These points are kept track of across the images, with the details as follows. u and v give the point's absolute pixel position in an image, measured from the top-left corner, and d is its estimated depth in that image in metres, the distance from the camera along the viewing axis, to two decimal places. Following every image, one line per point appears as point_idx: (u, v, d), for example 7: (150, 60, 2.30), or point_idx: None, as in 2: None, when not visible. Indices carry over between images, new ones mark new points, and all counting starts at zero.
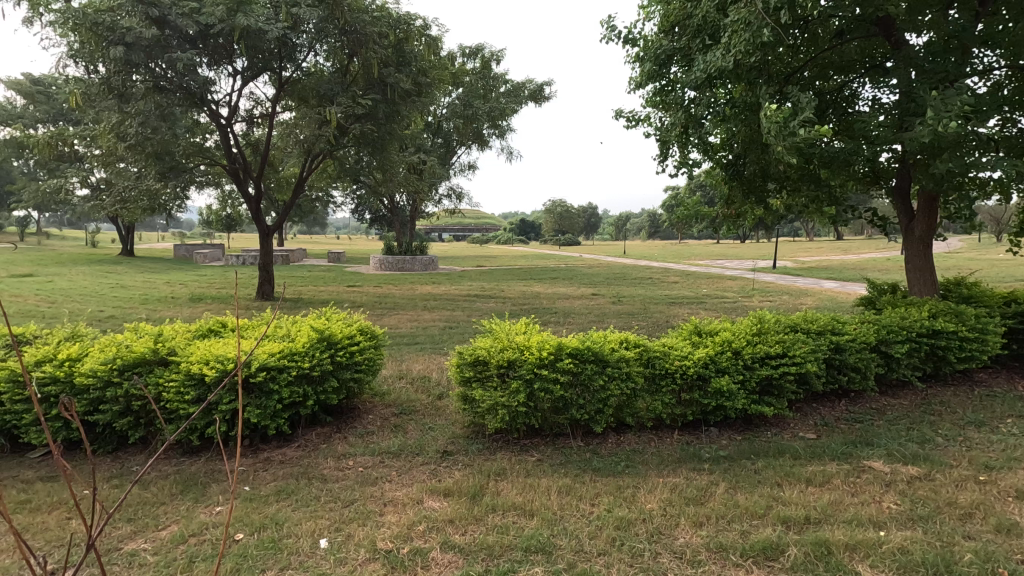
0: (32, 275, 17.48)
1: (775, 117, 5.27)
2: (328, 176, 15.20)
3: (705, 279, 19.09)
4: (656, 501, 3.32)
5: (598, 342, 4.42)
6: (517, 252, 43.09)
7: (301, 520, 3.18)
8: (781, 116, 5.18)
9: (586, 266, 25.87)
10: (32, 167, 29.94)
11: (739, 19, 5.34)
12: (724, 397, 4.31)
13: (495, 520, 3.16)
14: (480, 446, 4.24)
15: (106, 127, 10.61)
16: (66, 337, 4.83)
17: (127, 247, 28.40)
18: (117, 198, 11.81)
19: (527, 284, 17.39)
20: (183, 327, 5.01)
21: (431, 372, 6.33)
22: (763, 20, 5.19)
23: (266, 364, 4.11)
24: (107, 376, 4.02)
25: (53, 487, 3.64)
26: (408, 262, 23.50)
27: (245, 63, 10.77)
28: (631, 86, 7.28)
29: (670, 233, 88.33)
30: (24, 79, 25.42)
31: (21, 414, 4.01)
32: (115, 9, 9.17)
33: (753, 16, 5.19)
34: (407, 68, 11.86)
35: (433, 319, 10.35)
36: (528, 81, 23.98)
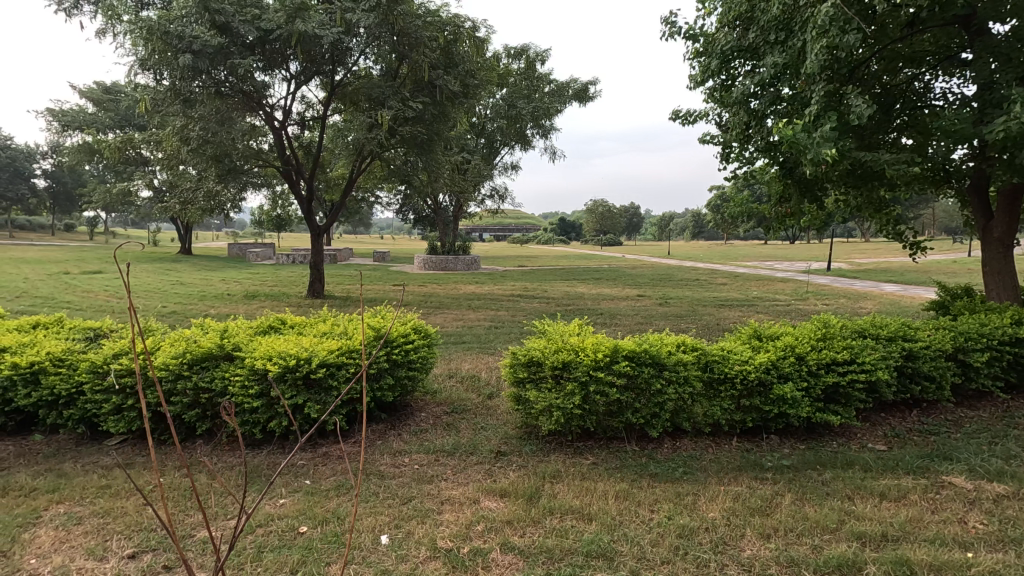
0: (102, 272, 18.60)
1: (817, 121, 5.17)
2: (376, 177, 15.49)
3: (755, 281, 18.52)
4: (718, 510, 3.22)
5: (655, 345, 4.34)
6: (558, 253, 43.08)
7: (361, 516, 3.24)
8: (825, 117, 5.06)
9: (630, 267, 25.57)
10: (101, 171, 31.89)
11: (816, 9, 5.07)
12: (787, 405, 4.15)
13: (554, 523, 3.14)
14: (534, 448, 4.23)
15: (171, 132, 11.13)
16: (139, 333, 5.09)
17: (186, 246, 29.99)
18: (180, 201, 12.37)
19: (571, 285, 17.33)
20: (245, 323, 5.19)
21: (481, 372, 6.35)
22: (844, 13, 4.92)
23: (325, 361, 4.25)
24: (177, 370, 4.20)
25: (130, 474, 3.87)
26: (451, 262, 23.79)
27: (299, 67, 11.14)
28: (691, 83, 7.13)
29: (714, 233, 86.21)
30: (97, 88, 27.32)
31: (100, 403, 4.26)
32: (183, 19, 9.57)
33: (834, 8, 4.92)
34: (455, 70, 12.02)
35: (478, 319, 10.38)
36: (573, 80, 23.95)
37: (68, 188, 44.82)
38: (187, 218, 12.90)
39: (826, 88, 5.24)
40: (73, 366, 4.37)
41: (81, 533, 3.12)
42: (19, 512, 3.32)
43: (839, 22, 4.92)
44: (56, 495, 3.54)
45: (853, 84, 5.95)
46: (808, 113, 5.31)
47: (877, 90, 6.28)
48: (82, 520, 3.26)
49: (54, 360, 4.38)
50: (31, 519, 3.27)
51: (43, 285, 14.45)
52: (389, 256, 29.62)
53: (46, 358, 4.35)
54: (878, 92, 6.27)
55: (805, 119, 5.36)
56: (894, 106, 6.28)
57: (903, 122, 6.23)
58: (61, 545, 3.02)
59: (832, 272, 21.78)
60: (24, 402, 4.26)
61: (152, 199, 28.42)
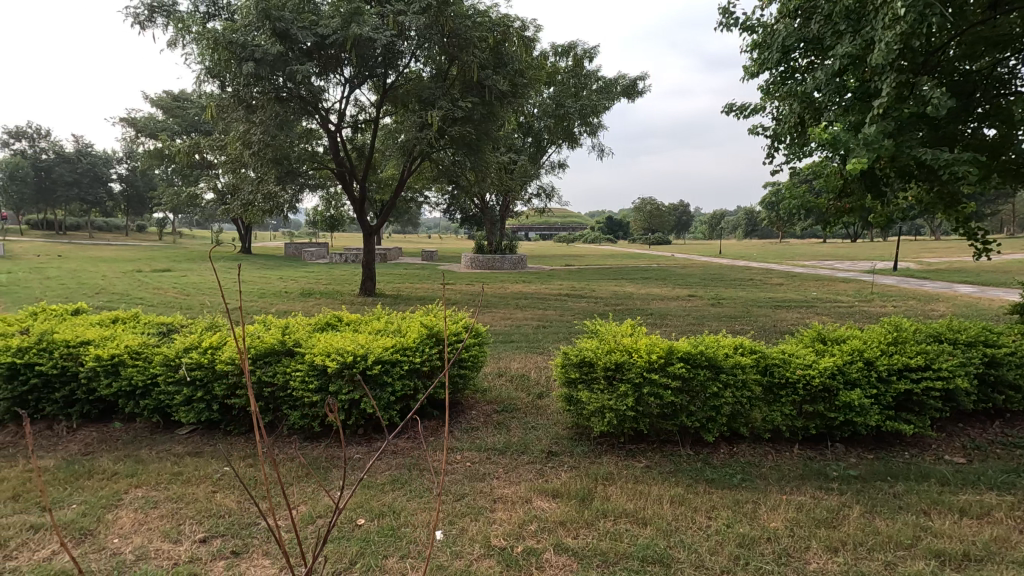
0: (170, 271, 19.75)
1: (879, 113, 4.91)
2: (425, 177, 15.71)
3: (814, 281, 17.68)
4: (781, 520, 3.10)
5: (711, 346, 4.22)
6: (606, 253, 42.43)
7: (415, 511, 3.30)
8: (890, 108, 4.80)
9: (680, 266, 24.94)
10: (169, 176, 33.82)
11: None
12: (854, 412, 3.94)
13: (607, 526, 3.10)
14: (585, 449, 4.19)
15: (235, 136, 11.65)
16: (207, 327, 5.36)
17: (246, 246, 31.42)
18: (241, 203, 12.93)
19: (619, 284, 17.10)
20: (304, 320, 5.38)
21: (530, 372, 6.34)
22: None
23: (380, 358, 4.36)
24: (243, 363, 4.41)
25: (199, 462, 4.08)
26: (498, 261, 23.97)
27: (352, 71, 11.48)
28: (747, 76, 6.89)
29: (769, 232, 83.12)
30: (166, 96, 28.98)
31: (173, 394, 4.51)
32: (247, 28, 9.98)
33: None
34: (505, 69, 12.06)
35: (526, 318, 10.38)
36: (621, 76, 23.66)
37: (140, 191, 47.55)
38: (247, 219, 13.48)
39: (896, 78, 4.94)
40: (148, 358, 4.65)
41: (158, 517, 3.32)
42: (103, 494, 3.57)
43: (918, 7, 4.62)
44: (135, 479, 3.77)
45: (928, 73, 5.58)
46: (875, 107, 4.98)
47: (956, 78, 5.86)
48: (158, 504, 3.46)
49: (132, 352, 4.66)
50: (113, 501, 3.49)
51: (119, 282, 15.46)
52: (436, 256, 30.08)
53: (125, 351, 4.63)
54: (957, 79, 5.86)
55: (872, 113, 5.03)
56: (974, 94, 5.85)
57: (985, 111, 5.79)
58: (140, 527, 3.22)
59: (899, 272, 20.62)
60: (106, 391, 4.55)
61: (216, 201, 29.89)
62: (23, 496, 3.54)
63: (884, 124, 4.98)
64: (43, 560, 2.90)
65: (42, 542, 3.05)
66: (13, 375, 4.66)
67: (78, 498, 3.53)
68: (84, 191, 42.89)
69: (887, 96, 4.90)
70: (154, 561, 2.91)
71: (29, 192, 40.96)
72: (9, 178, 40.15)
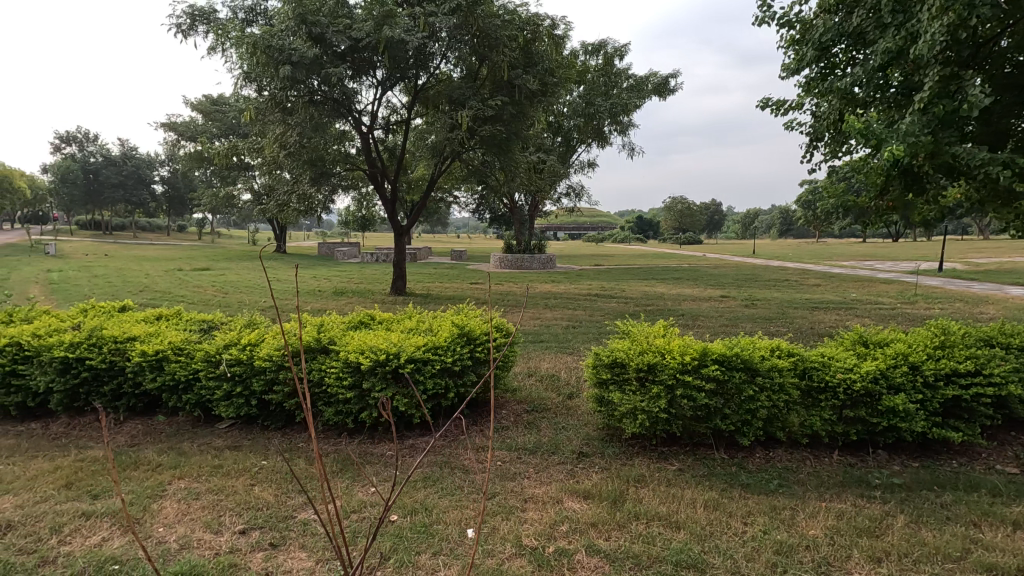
0: (209, 270, 20.39)
1: (919, 107, 4.76)
2: (456, 177, 15.83)
3: (853, 282, 17.13)
4: (820, 528, 3.01)
5: (747, 349, 4.13)
6: (637, 253, 41.96)
7: (447, 508, 3.33)
8: (931, 102, 4.65)
9: (712, 266, 24.50)
10: (208, 178, 34.93)
11: None
12: (898, 417, 3.80)
13: (639, 528, 3.07)
14: (617, 450, 4.15)
15: (272, 138, 11.95)
16: (246, 325, 5.53)
17: (281, 246, 32.22)
18: (277, 203, 13.26)
19: (649, 285, 16.92)
20: (339, 319, 5.49)
21: (560, 372, 6.33)
22: None
23: (412, 356, 4.40)
24: (280, 360, 4.53)
25: (239, 455, 4.21)
26: (526, 261, 24.02)
27: (384, 73, 11.66)
28: (785, 72, 6.72)
29: (804, 232, 80.93)
30: (205, 101, 29.93)
31: (214, 389, 4.66)
32: (283, 32, 10.22)
33: None
34: (535, 68, 12.05)
35: (555, 318, 10.37)
36: (652, 74, 23.42)
37: (181, 193, 49.25)
38: (283, 219, 13.82)
39: (939, 70, 4.78)
40: (191, 354, 4.81)
41: (199, 508, 3.42)
42: (149, 484, 3.71)
43: None
44: (178, 471, 3.91)
45: (977, 67, 5.35)
46: (917, 101, 4.81)
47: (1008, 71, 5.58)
48: (200, 496, 3.58)
49: (175, 348, 4.82)
50: (158, 491, 3.63)
51: (162, 280, 16.04)
52: (465, 256, 30.29)
53: (169, 347, 4.79)
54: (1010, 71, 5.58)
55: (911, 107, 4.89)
56: None
57: None
58: (184, 517, 3.34)
59: (944, 273, 19.81)
60: (151, 385, 4.72)
61: (253, 202, 30.75)
62: (75, 484, 3.70)
63: (925, 119, 4.83)
64: (94, 546, 3.03)
65: (93, 529, 3.18)
66: (65, 369, 4.87)
67: (125, 488, 3.67)
68: (129, 193, 44.66)
69: (929, 89, 4.75)
70: (197, 550, 3.01)
71: (79, 193, 42.82)
72: (60, 180, 42.09)
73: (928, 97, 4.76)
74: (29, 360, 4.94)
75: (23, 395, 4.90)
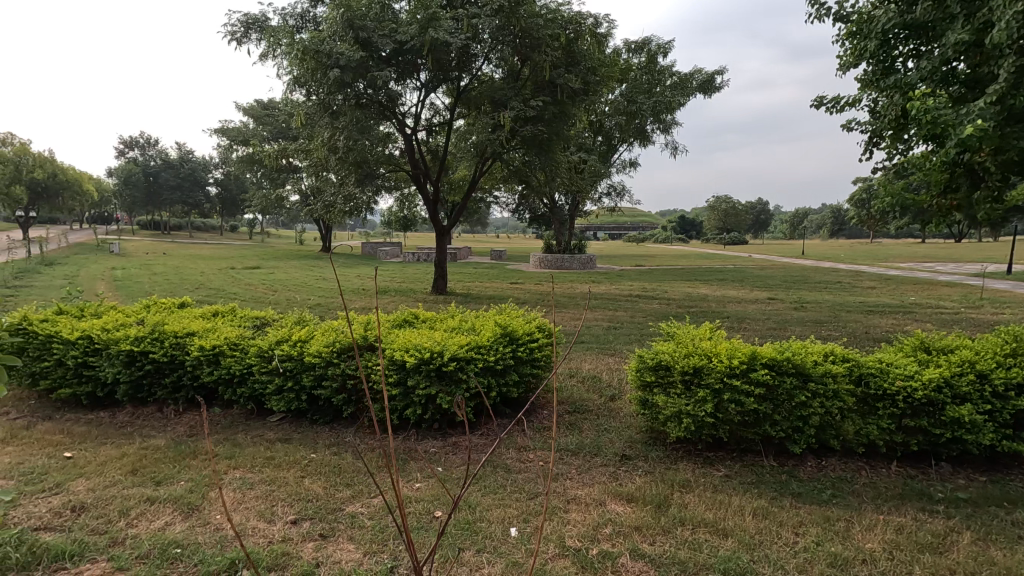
0: (259, 268, 21.18)
1: (991, 99, 4.52)
2: (496, 177, 15.93)
3: (912, 284, 16.31)
4: (877, 541, 2.89)
5: (799, 353, 4.00)
6: (680, 252, 41.23)
7: (490, 506, 3.36)
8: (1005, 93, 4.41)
9: (759, 267, 23.82)
10: (259, 180, 36.26)
11: None
12: (963, 429, 3.61)
13: (685, 534, 3.01)
14: (660, 454, 4.10)
15: (320, 141, 12.32)
16: (296, 322, 5.72)
17: (327, 245, 33.14)
18: (324, 204, 13.64)
19: (692, 286, 16.58)
20: (384, 317, 5.62)
21: (602, 373, 6.28)
22: None
23: (456, 355, 4.46)
24: (328, 356, 4.67)
25: (290, 447, 4.36)
26: (566, 261, 23.94)
27: (427, 76, 11.85)
28: (840, 67, 6.47)
29: (857, 231, 77.57)
30: (256, 105, 31.11)
31: (266, 383, 4.84)
32: (331, 37, 10.50)
33: None
34: (577, 68, 11.99)
35: (596, 319, 10.30)
36: (697, 71, 23.02)
37: (234, 195, 51.38)
38: (329, 220, 14.20)
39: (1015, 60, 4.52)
40: (245, 348, 5.01)
41: (253, 497, 3.57)
42: (206, 474, 3.88)
43: None
44: (233, 461, 4.08)
45: None
46: (988, 93, 4.57)
47: None
48: (253, 486, 3.73)
49: (231, 344, 5.04)
50: (215, 480, 3.80)
51: (215, 278, 16.72)
52: (505, 255, 30.40)
53: (225, 342, 5.01)
54: None
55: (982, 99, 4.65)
56: None
57: None
58: (239, 505, 3.48)
59: (1013, 276, 18.64)
60: (208, 378, 4.94)
61: (300, 203, 31.76)
62: (140, 471, 3.92)
63: (997, 112, 4.58)
64: (157, 530, 3.19)
65: (156, 514, 3.36)
66: (131, 361, 5.16)
67: (186, 476, 3.86)
68: (186, 194, 46.88)
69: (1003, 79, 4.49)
70: (252, 538, 3.13)
71: (140, 195, 45.18)
72: (123, 184, 44.51)
73: (1002, 89, 4.51)
74: (97, 353, 5.23)
75: (92, 385, 5.21)
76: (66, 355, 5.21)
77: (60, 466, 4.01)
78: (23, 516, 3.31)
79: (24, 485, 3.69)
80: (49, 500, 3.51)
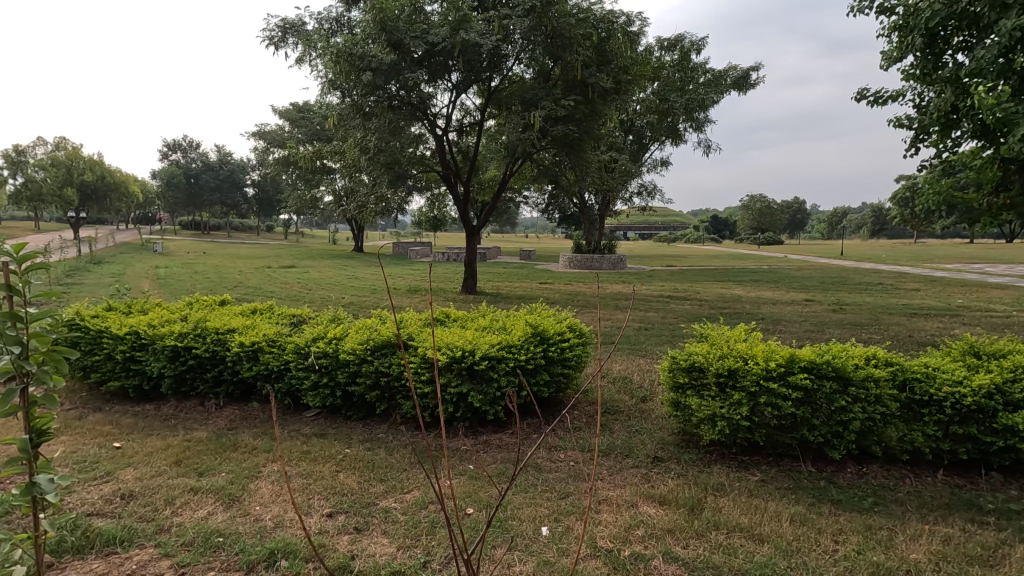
0: (294, 267, 21.70)
1: None
2: (526, 177, 15.94)
3: (958, 286, 15.66)
4: (923, 552, 2.79)
5: (839, 356, 3.88)
6: (711, 252, 40.48)
7: (521, 505, 3.37)
8: None
9: (795, 268, 23.20)
10: (294, 181, 37.08)
11: None
12: (1017, 437, 3.45)
13: (720, 539, 2.97)
14: (693, 457, 4.04)
15: (354, 143, 12.54)
16: (331, 320, 5.84)
17: (359, 245, 33.69)
18: (357, 205, 13.89)
19: (726, 286, 16.26)
20: (416, 316, 5.69)
21: (633, 374, 6.22)
22: None
23: (487, 354, 4.49)
24: (362, 354, 4.76)
25: (324, 442, 4.46)
26: (597, 261, 23.78)
27: (459, 77, 11.92)
28: (885, 61, 6.28)
29: (900, 231, 74.79)
30: (292, 108, 31.85)
31: (303, 379, 4.96)
32: (364, 40, 10.66)
33: None
34: (608, 67, 11.90)
35: (627, 319, 10.20)
36: (731, 68, 22.57)
37: (270, 196, 52.74)
38: (362, 220, 14.45)
39: None
40: (283, 345, 5.14)
41: (290, 490, 3.67)
42: (246, 466, 4.01)
43: None
44: (271, 455, 4.20)
45: None
46: None
47: None
48: (291, 479, 3.83)
49: (269, 341, 5.18)
50: (254, 472, 3.92)
51: (253, 277, 17.17)
52: (534, 255, 30.36)
53: (264, 339, 5.15)
54: None
55: None
56: None
57: None
58: (277, 498, 3.58)
59: None
60: (248, 374, 5.09)
61: (334, 203, 32.37)
62: (183, 462, 4.07)
63: None
64: (200, 519, 3.31)
65: (200, 504, 3.49)
66: (175, 356, 5.36)
67: (227, 468, 3.99)
68: (225, 195, 48.33)
69: None
70: (290, 529, 3.22)
71: (182, 196, 46.75)
72: (166, 185, 46.16)
73: None
74: (144, 348, 5.45)
75: (140, 378, 5.43)
76: (115, 350, 5.44)
77: (110, 455, 4.20)
78: (77, 502, 3.48)
79: (77, 473, 3.87)
80: (100, 488, 3.68)
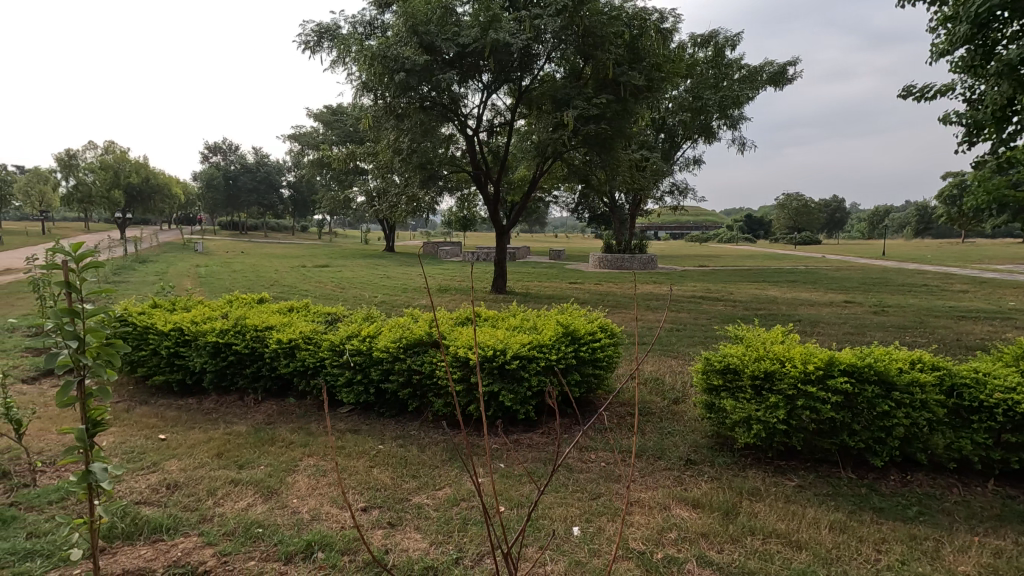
0: (326, 266, 22.12)
1: None
2: (556, 177, 15.90)
3: (1010, 289, 14.92)
4: (971, 564, 2.69)
5: (882, 360, 3.76)
6: (744, 252, 39.65)
7: (552, 505, 3.37)
8: None
9: (833, 268, 22.49)
10: (327, 182, 37.73)
11: None
12: None
13: (755, 544, 2.91)
14: (727, 460, 3.96)
15: (386, 144, 12.72)
16: (364, 318, 5.95)
17: (390, 245, 34.10)
18: (389, 205, 14.08)
19: (760, 287, 15.89)
20: (448, 315, 5.74)
21: (665, 375, 6.14)
22: None
23: (518, 353, 4.51)
24: (395, 352, 4.84)
25: (358, 438, 4.55)
26: (627, 261, 23.51)
27: (489, 77, 11.96)
28: (933, 54, 6.06)
29: (946, 231, 71.78)
30: (325, 110, 32.42)
31: (337, 376, 5.07)
32: (397, 43, 10.79)
33: None
34: (640, 65, 11.77)
35: (658, 320, 10.04)
36: (767, 63, 22.01)
37: (305, 196, 53.89)
38: (393, 220, 14.63)
39: None
40: (318, 342, 5.26)
41: (326, 484, 3.76)
42: (284, 459, 4.12)
43: None
44: (308, 449, 4.31)
45: None
46: None
47: None
48: (326, 473, 3.92)
49: (305, 338, 5.30)
50: (292, 466, 4.02)
51: (288, 276, 17.55)
52: (564, 255, 30.19)
53: (300, 336, 5.29)
54: None
55: None
56: None
57: None
58: (314, 491, 3.68)
59: None
60: (284, 370, 5.23)
61: (366, 203, 32.81)
62: (224, 455, 4.21)
63: None
64: (241, 510, 3.42)
65: (240, 495, 3.60)
66: (216, 352, 5.54)
67: (265, 461, 4.11)
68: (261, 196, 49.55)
69: None
70: (327, 522, 3.30)
71: (220, 197, 48.08)
72: (205, 186, 47.56)
73: None
74: (187, 344, 5.65)
75: (183, 373, 5.63)
76: (160, 346, 5.66)
77: (156, 446, 4.37)
78: (126, 490, 3.63)
79: (127, 463, 4.05)
80: (148, 477, 3.84)
